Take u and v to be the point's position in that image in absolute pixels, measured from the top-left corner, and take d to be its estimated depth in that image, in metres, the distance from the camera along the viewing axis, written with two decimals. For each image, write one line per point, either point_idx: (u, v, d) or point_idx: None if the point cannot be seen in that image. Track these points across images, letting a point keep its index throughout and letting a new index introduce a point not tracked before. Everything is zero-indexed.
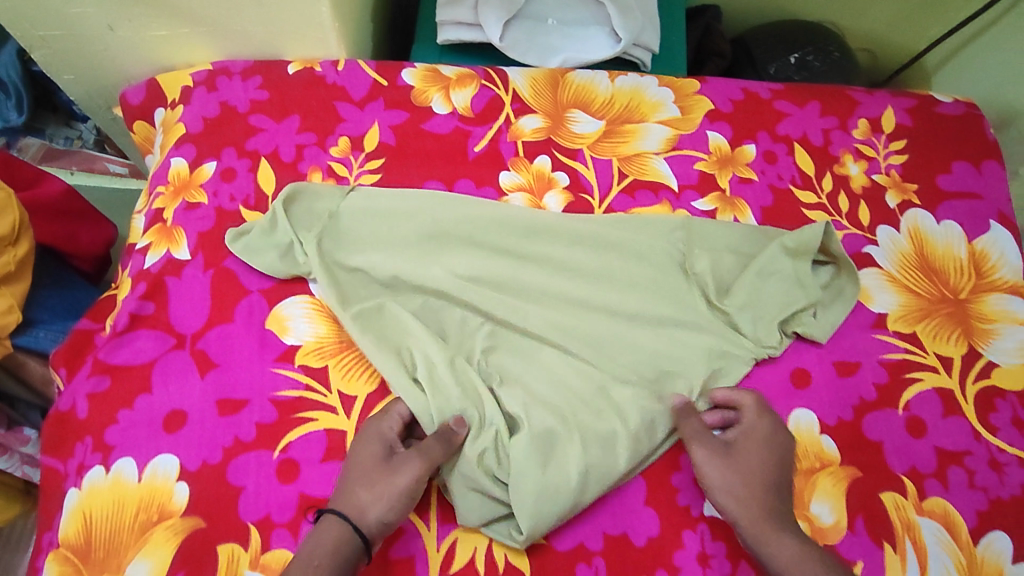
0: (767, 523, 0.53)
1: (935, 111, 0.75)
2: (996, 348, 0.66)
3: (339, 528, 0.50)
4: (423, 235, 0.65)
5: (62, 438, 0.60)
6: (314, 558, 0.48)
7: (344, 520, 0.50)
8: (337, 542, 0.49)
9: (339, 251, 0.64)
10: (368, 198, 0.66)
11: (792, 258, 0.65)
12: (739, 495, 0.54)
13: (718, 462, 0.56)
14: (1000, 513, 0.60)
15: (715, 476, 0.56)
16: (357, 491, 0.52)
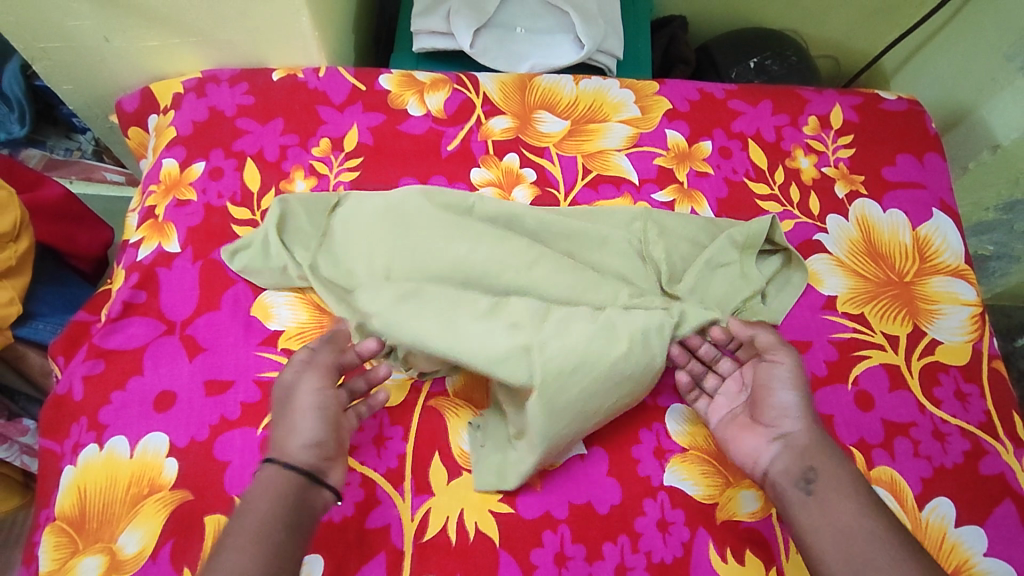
0: (819, 443, 0.56)
1: (879, 108, 0.81)
2: (938, 326, 0.69)
3: (266, 467, 0.53)
4: (413, 244, 0.66)
5: (59, 420, 0.63)
6: (249, 497, 0.51)
7: (267, 462, 0.53)
8: (266, 477, 0.52)
9: (331, 259, 0.66)
10: (355, 204, 0.68)
11: (741, 249, 0.69)
12: (798, 417, 0.57)
13: (795, 380, 0.58)
14: (944, 480, 0.62)
15: (781, 388, 0.58)
16: (279, 431, 0.54)
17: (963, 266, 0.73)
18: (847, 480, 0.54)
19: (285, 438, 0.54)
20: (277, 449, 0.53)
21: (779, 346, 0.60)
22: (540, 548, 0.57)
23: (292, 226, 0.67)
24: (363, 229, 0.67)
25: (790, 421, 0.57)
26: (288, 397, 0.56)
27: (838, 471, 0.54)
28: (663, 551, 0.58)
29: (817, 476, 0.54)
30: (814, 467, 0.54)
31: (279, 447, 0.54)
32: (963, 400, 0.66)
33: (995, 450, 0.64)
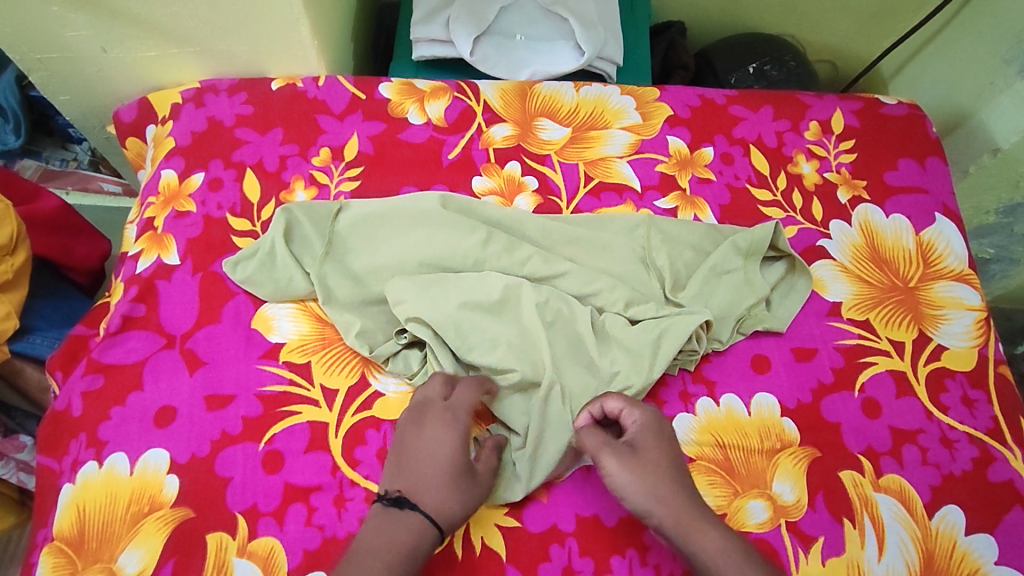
0: (691, 522, 0.52)
1: (880, 113, 0.81)
2: (944, 332, 0.69)
3: (421, 522, 0.51)
4: (419, 261, 0.66)
5: (57, 437, 0.62)
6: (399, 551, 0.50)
7: (425, 516, 0.52)
8: (419, 534, 0.51)
9: (336, 274, 0.66)
10: (360, 216, 0.68)
11: (745, 256, 0.69)
12: (655, 501, 0.53)
13: (634, 464, 0.54)
14: (953, 487, 0.62)
15: (625, 478, 0.54)
16: (440, 489, 0.53)
17: (967, 271, 0.73)
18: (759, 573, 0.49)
19: (457, 502, 0.53)
20: (446, 511, 0.53)
21: (631, 406, 0.58)
22: (548, 562, 0.57)
23: (296, 244, 0.67)
24: (368, 246, 0.67)
25: (649, 513, 0.53)
26: (451, 452, 0.55)
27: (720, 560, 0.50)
28: (672, 563, 0.57)
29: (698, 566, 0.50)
30: (690, 555, 0.51)
31: (434, 504, 0.53)
32: (970, 406, 0.66)
33: (1003, 456, 0.64)
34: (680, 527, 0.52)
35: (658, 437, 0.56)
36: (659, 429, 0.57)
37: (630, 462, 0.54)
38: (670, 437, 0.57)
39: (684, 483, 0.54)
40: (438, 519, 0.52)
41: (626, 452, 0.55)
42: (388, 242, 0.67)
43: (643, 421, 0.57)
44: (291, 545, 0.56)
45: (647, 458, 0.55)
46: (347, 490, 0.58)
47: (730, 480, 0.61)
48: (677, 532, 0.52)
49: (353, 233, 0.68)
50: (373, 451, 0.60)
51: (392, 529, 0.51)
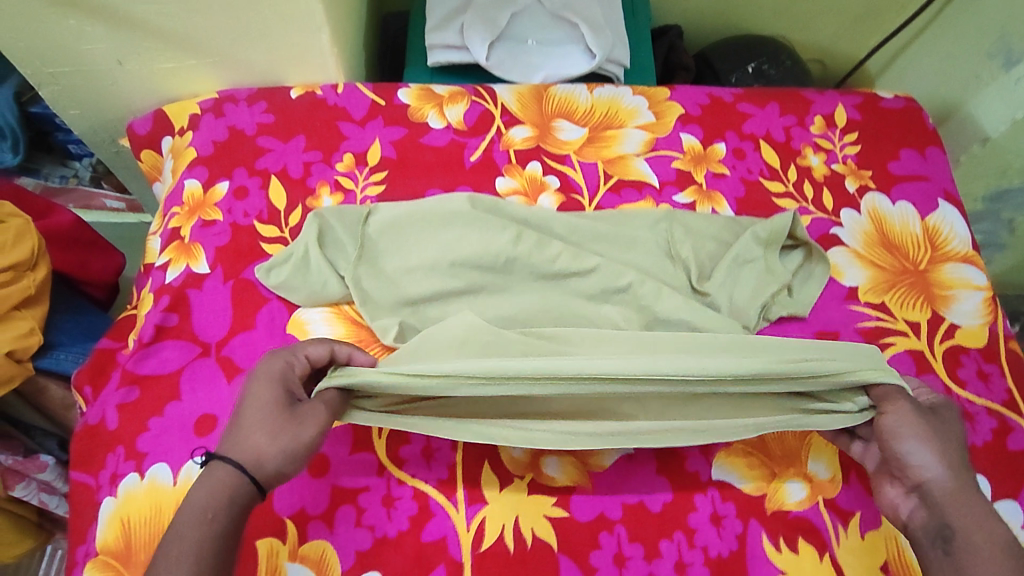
0: (964, 498, 0.49)
1: (879, 106, 0.84)
2: (956, 311, 0.72)
3: (228, 473, 0.47)
4: (452, 261, 0.67)
5: (92, 451, 0.61)
6: (208, 511, 0.45)
7: (233, 466, 0.47)
8: (228, 491, 0.46)
9: (372, 280, 0.66)
10: (389, 219, 0.69)
11: (765, 245, 0.72)
12: (940, 464, 0.50)
13: (915, 422, 0.52)
14: (977, 457, 0.64)
15: (904, 440, 0.51)
16: (251, 436, 0.48)
17: (971, 252, 0.76)
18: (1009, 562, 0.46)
19: (270, 443, 0.48)
20: (259, 452, 0.48)
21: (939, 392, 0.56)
22: (599, 550, 0.57)
23: (331, 249, 0.67)
24: (399, 248, 0.68)
25: (919, 471, 0.50)
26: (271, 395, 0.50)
27: (989, 547, 0.47)
28: (719, 545, 0.59)
29: (957, 537, 0.48)
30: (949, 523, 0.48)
31: (249, 447, 0.48)
32: (986, 379, 0.68)
33: (1021, 425, 0.66)
34: (961, 501, 0.49)
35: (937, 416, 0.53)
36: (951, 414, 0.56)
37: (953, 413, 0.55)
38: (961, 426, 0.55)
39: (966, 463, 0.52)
40: (253, 469, 0.47)
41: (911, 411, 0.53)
42: (418, 245, 0.68)
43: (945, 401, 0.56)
44: (343, 546, 0.56)
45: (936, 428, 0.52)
46: (394, 488, 0.59)
47: (768, 462, 0.62)
48: (940, 501, 0.49)
49: (384, 236, 0.69)
50: (418, 450, 0.60)
51: (205, 486, 0.47)
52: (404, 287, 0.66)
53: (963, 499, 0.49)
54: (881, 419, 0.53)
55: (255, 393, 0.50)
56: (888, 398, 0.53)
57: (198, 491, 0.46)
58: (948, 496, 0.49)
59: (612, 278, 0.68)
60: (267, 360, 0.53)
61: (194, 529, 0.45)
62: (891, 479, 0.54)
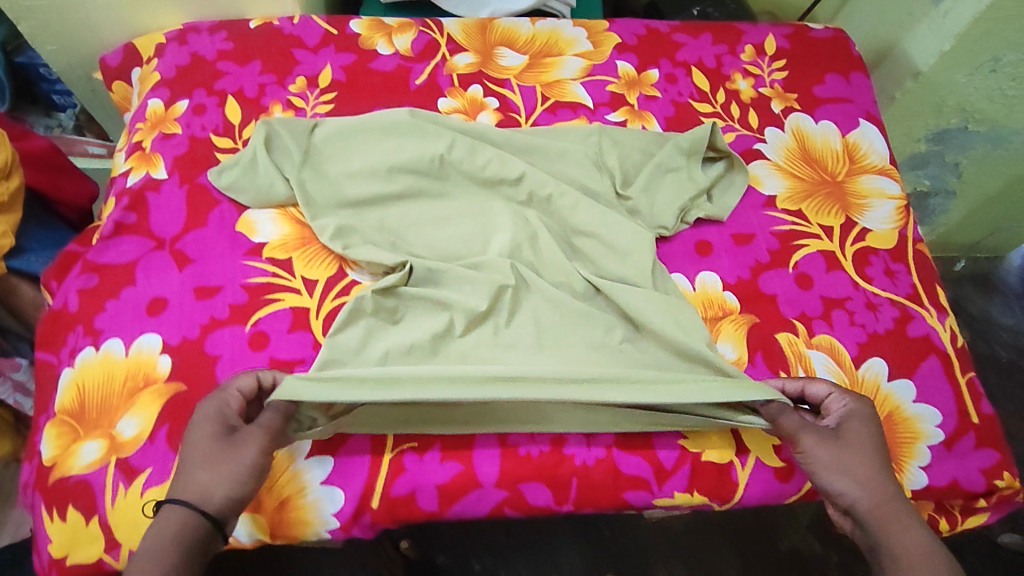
0: (885, 516, 0.55)
1: (808, 36, 0.89)
2: (869, 218, 0.77)
3: (182, 515, 0.50)
4: (388, 165, 0.72)
5: (56, 332, 0.67)
6: (165, 552, 0.49)
7: (185, 508, 0.50)
8: (183, 531, 0.50)
9: (316, 183, 0.72)
10: (333, 128, 0.75)
11: (687, 156, 0.77)
12: (856, 492, 0.56)
13: (823, 450, 0.57)
14: (878, 343, 0.69)
15: (819, 468, 0.57)
16: (200, 478, 0.51)
17: (888, 166, 0.81)
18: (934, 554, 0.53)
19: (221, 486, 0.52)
20: (209, 498, 0.51)
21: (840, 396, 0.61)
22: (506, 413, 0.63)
23: (280, 160, 0.72)
24: (343, 154, 0.73)
25: (841, 496, 0.56)
26: (213, 437, 0.53)
27: (918, 555, 0.53)
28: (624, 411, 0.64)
29: (882, 553, 0.54)
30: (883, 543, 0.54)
31: (198, 491, 0.51)
32: (892, 276, 0.74)
33: (922, 315, 0.72)
34: (885, 519, 0.55)
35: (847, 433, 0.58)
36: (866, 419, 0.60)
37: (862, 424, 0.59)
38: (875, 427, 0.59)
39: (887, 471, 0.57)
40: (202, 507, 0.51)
41: (824, 439, 0.58)
42: (361, 152, 0.73)
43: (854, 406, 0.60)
44: None
45: (849, 447, 0.57)
46: None
47: None
48: (876, 520, 0.55)
49: (331, 144, 0.74)
50: None
51: (156, 530, 0.50)
52: (348, 188, 0.71)
53: (891, 516, 0.55)
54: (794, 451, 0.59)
55: (194, 434, 0.53)
56: (799, 435, 0.58)
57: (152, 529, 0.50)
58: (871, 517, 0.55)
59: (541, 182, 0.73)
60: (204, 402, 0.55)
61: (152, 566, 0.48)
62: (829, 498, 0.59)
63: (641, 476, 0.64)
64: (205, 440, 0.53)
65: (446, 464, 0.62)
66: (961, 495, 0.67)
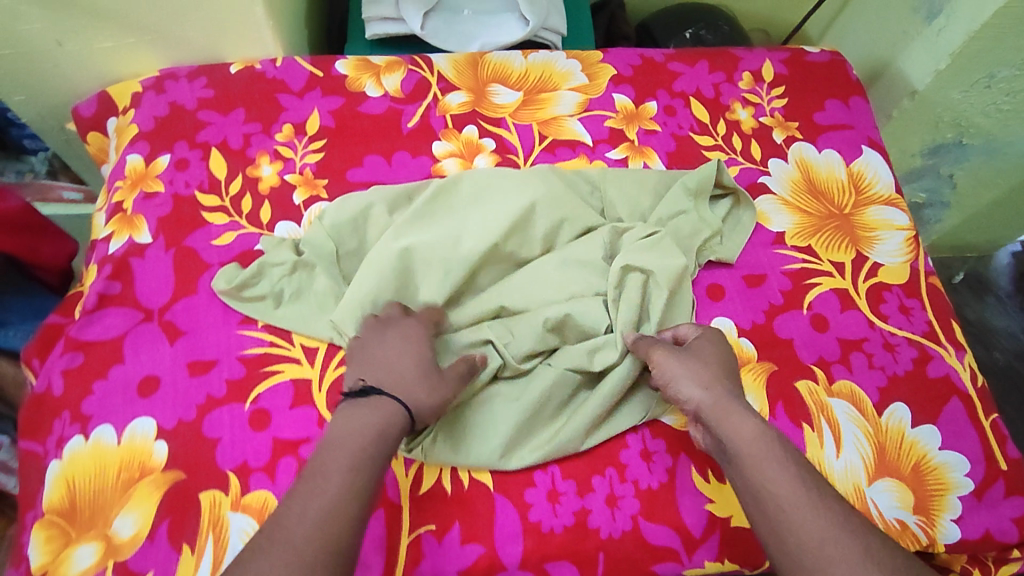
0: (724, 411, 0.54)
1: (805, 60, 0.87)
2: (878, 251, 0.75)
3: (393, 406, 0.52)
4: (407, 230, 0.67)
5: (40, 419, 0.63)
6: (382, 432, 0.51)
7: (399, 402, 0.53)
8: (387, 424, 0.51)
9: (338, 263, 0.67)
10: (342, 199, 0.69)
11: (695, 196, 0.74)
12: (700, 387, 0.56)
13: (675, 364, 0.58)
14: (898, 386, 0.67)
15: (676, 375, 0.57)
16: (407, 382, 0.54)
17: (894, 195, 0.80)
18: (756, 442, 0.51)
19: (427, 392, 0.55)
20: (422, 397, 0.54)
21: (641, 345, 0.61)
22: (533, 488, 0.60)
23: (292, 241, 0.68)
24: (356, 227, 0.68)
25: (687, 403, 0.56)
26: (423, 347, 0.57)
27: (747, 441, 0.52)
28: (649, 478, 0.61)
29: (733, 459, 0.52)
30: (724, 443, 0.53)
31: (409, 393, 0.54)
32: (907, 313, 0.72)
33: (940, 354, 0.70)
34: (706, 404, 0.55)
35: (698, 351, 0.60)
36: (714, 341, 0.61)
37: (682, 355, 0.58)
38: (709, 356, 0.59)
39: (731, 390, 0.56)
40: (409, 403, 0.53)
41: (670, 351, 0.59)
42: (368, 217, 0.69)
43: (659, 353, 0.59)
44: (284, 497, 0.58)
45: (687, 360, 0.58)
46: None
47: None
48: (716, 420, 0.54)
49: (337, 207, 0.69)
50: None
51: (364, 417, 0.51)
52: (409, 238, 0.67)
53: (724, 412, 0.54)
54: (653, 363, 0.59)
55: (410, 350, 0.57)
56: (645, 347, 0.60)
57: (362, 418, 0.51)
58: (710, 416, 0.54)
59: (583, 220, 0.70)
60: (391, 324, 0.59)
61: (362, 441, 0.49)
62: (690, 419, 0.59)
63: (670, 547, 0.59)
64: (390, 348, 0.57)
65: (468, 547, 0.57)
66: (994, 547, 0.63)
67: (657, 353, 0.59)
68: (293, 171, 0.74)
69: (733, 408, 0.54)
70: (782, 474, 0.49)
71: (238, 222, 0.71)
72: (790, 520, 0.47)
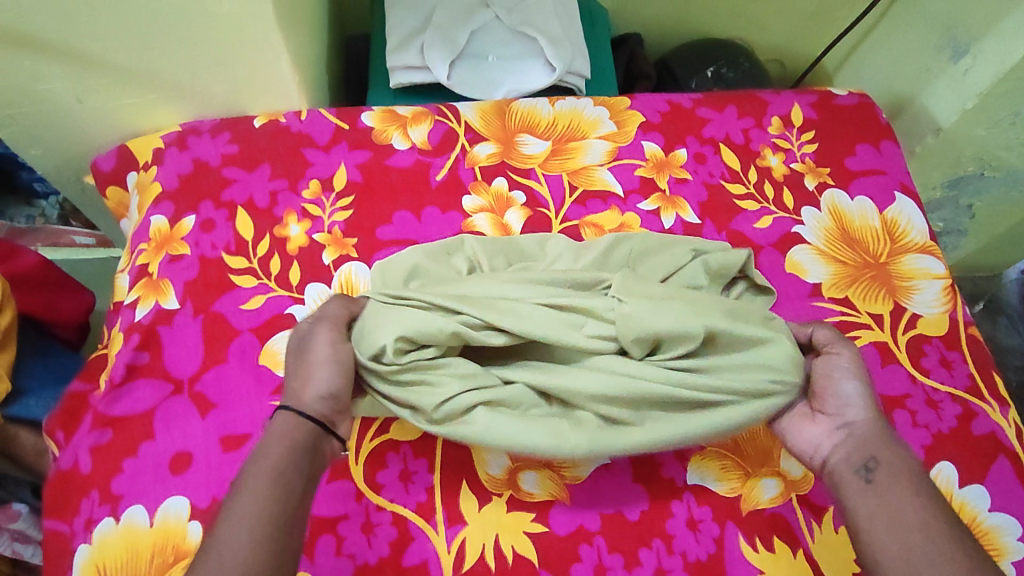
0: (887, 438, 0.53)
1: (833, 103, 0.87)
2: (917, 301, 0.74)
3: (287, 417, 0.50)
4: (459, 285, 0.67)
5: (65, 498, 0.60)
6: (279, 451, 0.49)
7: (294, 410, 0.51)
8: (297, 436, 0.50)
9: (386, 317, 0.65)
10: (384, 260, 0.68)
11: (725, 268, 0.69)
12: (869, 408, 0.54)
13: (859, 370, 0.55)
14: (944, 444, 0.66)
15: (843, 378, 0.55)
16: (308, 385, 0.52)
17: (929, 242, 0.79)
18: (911, 477, 0.51)
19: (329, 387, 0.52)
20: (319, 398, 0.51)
21: (841, 340, 0.57)
22: (579, 563, 0.59)
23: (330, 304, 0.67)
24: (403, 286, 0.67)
25: (850, 410, 0.54)
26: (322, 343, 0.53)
27: (906, 473, 0.51)
28: (697, 550, 0.60)
29: (879, 466, 0.51)
30: (875, 460, 0.52)
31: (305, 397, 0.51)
32: (949, 367, 0.71)
33: (984, 410, 0.69)
34: (870, 423, 0.53)
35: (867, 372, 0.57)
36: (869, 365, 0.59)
37: (865, 367, 0.56)
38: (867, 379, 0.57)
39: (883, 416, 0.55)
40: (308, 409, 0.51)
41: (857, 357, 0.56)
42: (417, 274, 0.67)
43: (851, 358, 0.56)
44: None
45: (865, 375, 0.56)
46: (374, 515, 0.60)
47: (742, 463, 0.64)
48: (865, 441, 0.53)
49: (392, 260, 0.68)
50: (395, 474, 0.61)
51: (272, 437, 0.50)
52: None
53: (887, 438, 0.53)
54: (816, 362, 0.57)
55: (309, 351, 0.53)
56: (836, 342, 0.57)
57: (277, 435, 0.50)
58: (870, 434, 0.53)
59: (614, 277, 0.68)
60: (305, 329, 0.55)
61: (278, 458, 0.48)
62: (811, 420, 0.56)
63: None
64: (295, 359, 0.54)
65: None
66: None
67: (841, 356, 0.56)
68: (321, 230, 0.73)
69: (893, 440, 0.53)
70: (926, 510, 0.49)
71: (267, 285, 0.69)
72: (940, 556, 0.47)
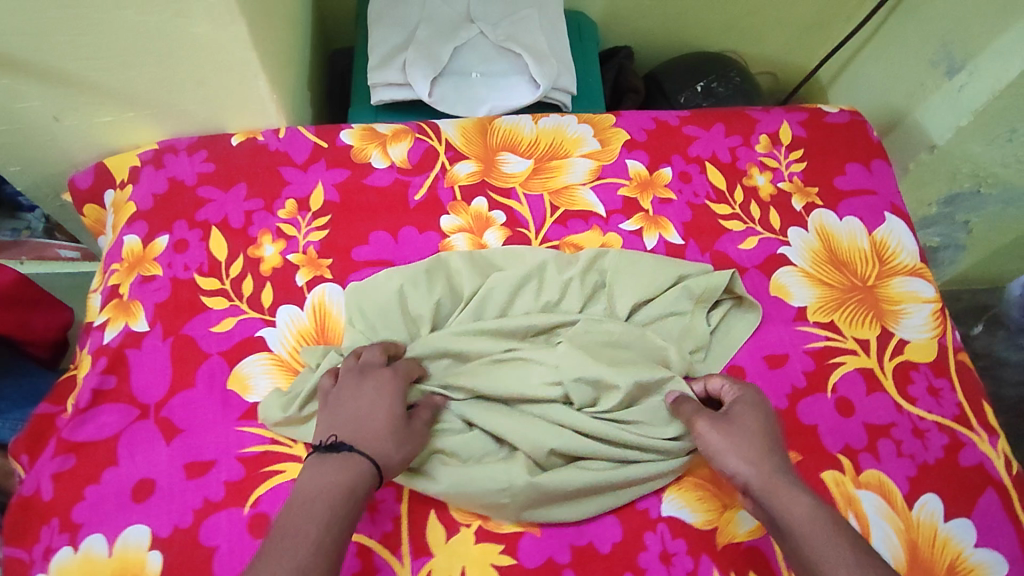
0: (775, 485, 0.53)
1: (823, 121, 0.85)
2: (905, 326, 0.72)
3: (352, 463, 0.51)
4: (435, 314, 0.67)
5: (26, 524, 0.59)
6: (341, 492, 0.49)
7: (365, 456, 0.52)
8: (352, 480, 0.50)
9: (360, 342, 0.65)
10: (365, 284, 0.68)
11: (696, 301, 0.69)
12: (746, 462, 0.54)
13: (718, 437, 0.56)
14: (929, 475, 0.64)
15: (714, 445, 0.56)
16: (376, 438, 0.54)
17: (920, 265, 0.77)
18: (810, 522, 0.50)
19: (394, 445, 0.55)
20: (386, 452, 0.54)
21: (696, 413, 0.59)
22: None
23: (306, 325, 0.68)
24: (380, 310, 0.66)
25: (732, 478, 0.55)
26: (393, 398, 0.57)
27: (801, 522, 0.50)
28: None
29: (781, 523, 0.51)
30: (777, 519, 0.51)
31: (374, 447, 0.53)
32: (937, 395, 0.69)
33: (973, 440, 0.66)
34: (760, 479, 0.53)
35: (733, 417, 0.58)
36: (752, 405, 0.59)
37: (725, 427, 0.57)
38: (755, 426, 0.57)
39: (777, 461, 0.54)
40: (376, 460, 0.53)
41: (710, 421, 0.58)
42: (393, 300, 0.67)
43: (709, 424, 0.57)
44: None
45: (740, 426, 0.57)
46: None
47: (719, 492, 0.62)
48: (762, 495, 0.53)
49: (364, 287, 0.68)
50: (362, 503, 0.60)
51: (327, 476, 0.50)
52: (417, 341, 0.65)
53: (777, 488, 0.52)
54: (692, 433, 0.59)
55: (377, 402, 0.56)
56: (693, 418, 0.59)
57: (328, 479, 0.50)
58: (761, 492, 0.53)
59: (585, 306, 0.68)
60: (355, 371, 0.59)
61: (324, 510, 0.48)
62: None
63: None
64: (348, 403, 0.56)
65: None
66: None
67: (701, 428, 0.58)
68: (296, 250, 0.71)
69: (786, 485, 0.52)
70: (842, 547, 0.48)
71: (238, 307, 0.68)
72: None
